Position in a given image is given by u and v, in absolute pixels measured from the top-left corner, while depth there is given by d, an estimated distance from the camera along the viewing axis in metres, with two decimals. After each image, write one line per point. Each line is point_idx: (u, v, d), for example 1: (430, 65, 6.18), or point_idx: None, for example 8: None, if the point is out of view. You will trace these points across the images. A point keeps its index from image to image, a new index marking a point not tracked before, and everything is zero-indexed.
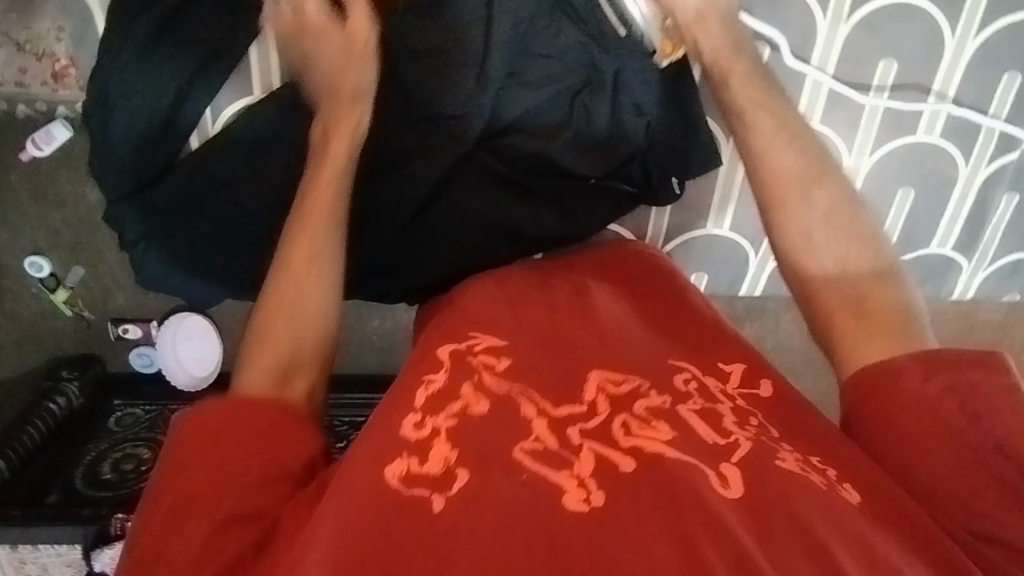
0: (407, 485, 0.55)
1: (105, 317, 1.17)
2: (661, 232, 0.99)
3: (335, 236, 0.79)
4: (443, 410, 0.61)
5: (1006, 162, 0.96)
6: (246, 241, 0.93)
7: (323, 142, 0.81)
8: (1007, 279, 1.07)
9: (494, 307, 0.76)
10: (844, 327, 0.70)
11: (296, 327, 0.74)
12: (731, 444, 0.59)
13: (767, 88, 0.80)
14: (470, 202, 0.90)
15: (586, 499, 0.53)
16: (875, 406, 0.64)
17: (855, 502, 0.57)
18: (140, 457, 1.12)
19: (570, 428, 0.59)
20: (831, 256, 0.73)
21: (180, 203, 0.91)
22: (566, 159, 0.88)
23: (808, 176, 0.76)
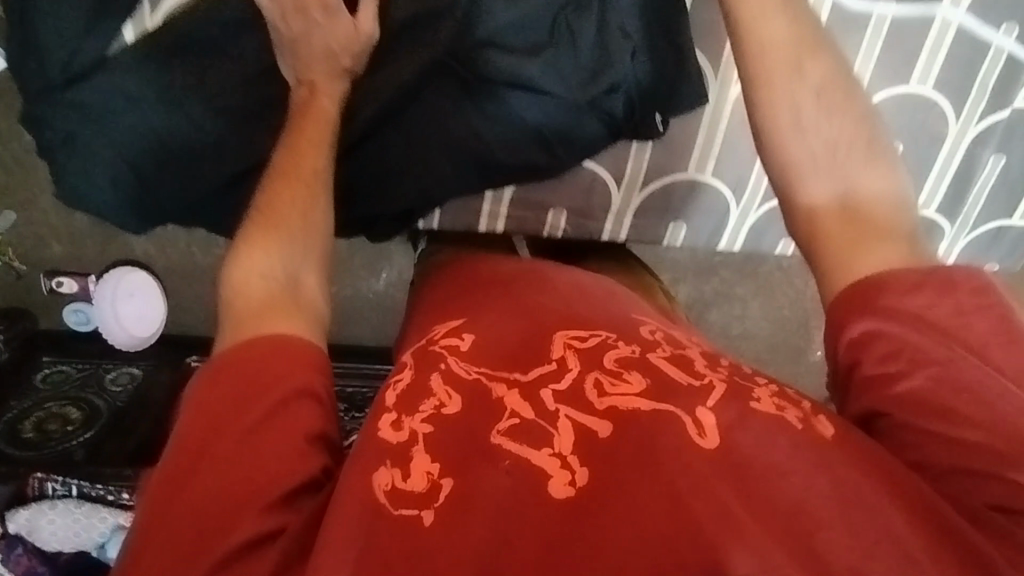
0: (393, 504, 0.49)
1: (38, 270, 1.18)
2: (639, 173, 0.93)
3: (320, 203, 0.70)
4: (417, 409, 0.54)
5: (995, 120, 0.93)
6: (174, 162, 0.83)
7: (308, 99, 0.76)
8: (988, 247, 1.04)
9: (458, 298, 0.71)
10: (830, 228, 0.60)
11: (286, 232, 0.67)
12: (705, 385, 0.52)
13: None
14: (440, 117, 0.84)
15: (571, 481, 0.48)
16: (853, 335, 0.56)
17: (831, 435, 0.50)
18: (67, 416, 1.12)
19: (543, 391, 0.53)
20: (822, 137, 0.62)
21: (96, 114, 0.79)
22: (545, 79, 0.81)
23: (803, 43, 0.64)
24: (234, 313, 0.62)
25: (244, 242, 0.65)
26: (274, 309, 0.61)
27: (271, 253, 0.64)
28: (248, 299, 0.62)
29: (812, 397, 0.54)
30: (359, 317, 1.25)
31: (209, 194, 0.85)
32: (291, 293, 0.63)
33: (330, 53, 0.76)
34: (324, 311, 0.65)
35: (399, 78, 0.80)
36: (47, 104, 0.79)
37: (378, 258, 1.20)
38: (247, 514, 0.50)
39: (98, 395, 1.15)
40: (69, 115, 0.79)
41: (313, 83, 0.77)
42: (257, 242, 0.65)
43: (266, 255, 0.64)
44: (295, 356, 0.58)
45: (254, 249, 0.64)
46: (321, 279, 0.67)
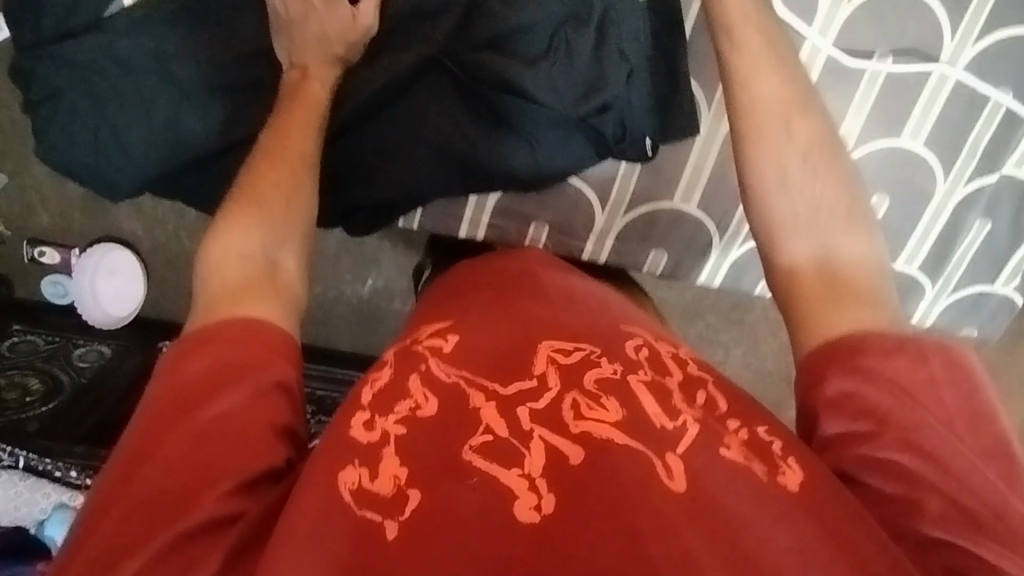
0: (359, 504, 0.48)
1: (20, 235, 1.20)
2: (625, 196, 0.93)
3: (305, 189, 0.70)
4: (392, 408, 0.53)
5: (983, 183, 0.93)
6: (151, 133, 0.81)
7: (299, 83, 0.76)
8: (968, 312, 1.04)
9: (448, 298, 0.68)
10: (807, 297, 0.59)
11: (266, 216, 0.66)
12: (677, 428, 0.51)
13: (770, 41, 0.69)
14: (429, 116, 0.83)
15: (536, 506, 0.46)
16: (830, 395, 0.54)
17: (794, 488, 0.49)
18: (26, 386, 1.08)
19: (520, 408, 0.52)
20: (803, 200, 0.62)
21: (77, 78, 0.79)
22: (537, 89, 0.80)
23: (791, 106, 0.66)
24: (207, 291, 0.61)
25: (224, 220, 0.65)
26: (248, 290, 0.60)
27: (249, 233, 0.64)
28: (222, 278, 0.61)
29: (785, 435, 0.53)
30: (337, 320, 1.23)
31: (187, 166, 0.84)
32: (268, 276, 0.62)
33: (325, 40, 0.76)
34: (301, 295, 0.64)
35: (389, 71, 0.80)
36: (36, 57, 0.79)
37: (368, 265, 1.19)
38: (207, 496, 0.48)
39: (64, 369, 1.12)
40: (56, 69, 0.79)
41: (306, 66, 0.77)
42: (237, 221, 0.64)
43: (245, 234, 0.64)
44: (270, 344, 0.56)
45: (235, 227, 0.64)
46: (301, 262, 0.66)
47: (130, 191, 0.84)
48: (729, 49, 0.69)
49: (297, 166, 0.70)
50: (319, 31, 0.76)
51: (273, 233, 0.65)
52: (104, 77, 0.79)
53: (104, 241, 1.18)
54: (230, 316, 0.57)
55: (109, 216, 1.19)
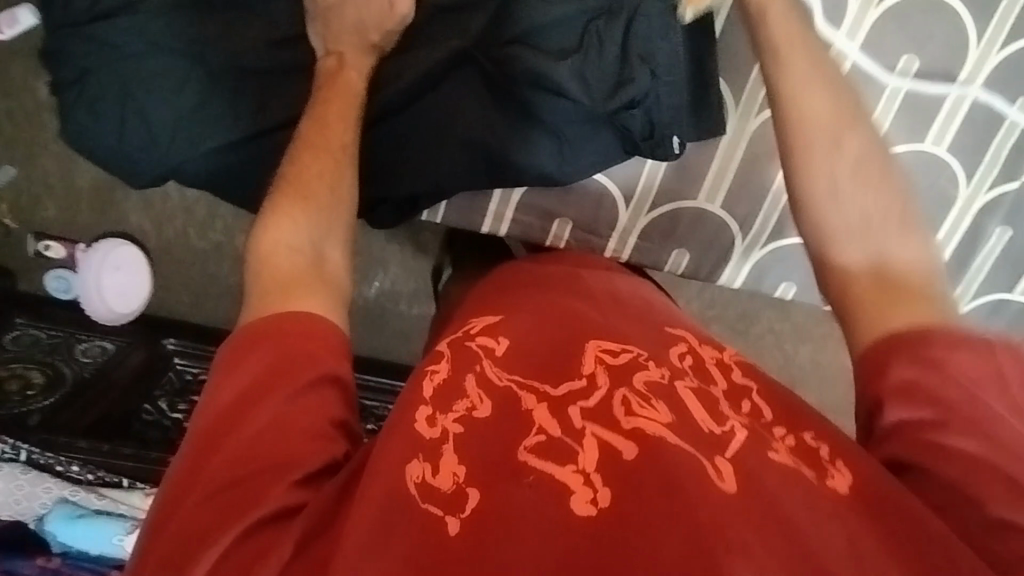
0: (421, 497, 0.49)
1: (28, 229, 1.20)
2: (648, 194, 0.93)
3: (348, 177, 0.69)
4: (451, 407, 0.54)
5: (1005, 190, 0.94)
6: (180, 121, 0.81)
7: (334, 72, 0.76)
8: (989, 316, 1.02)
9: (497, 292, 0.68)
10: (863, 294, 0.60)
11: (309, 207, 0.64)
12: (726, 433, 0.52)
13: (810, 38, 0.68)
14: (459, 109, 0.83)
15: (592, 499, 0.48)
16: (893, 381, 0.55)
17: (844, 491, 0.50)
18: (30, 379, 1.06)
19: (570, 407, 0.53)
20: (858, 208, 0.62)
21: (106, 63, 0.79)
22: (568, 83, 0.80)
23: (856, 154, 0.64)
24: (259, 284, 0.60)
25: (271, 209, 0.64)
26: (300, 283, 0.59)
27: (298, 224, 0.63)
28: (273, 270, 0.60)
29: (834, 439, 0.54)
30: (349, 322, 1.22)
31: (211, 155, 0.83)
32: (317, 268, 0.61)
33: (361, 27, 0.77)
34: (347, 287, 0.64)
35: (424, 59, 0.81)
36: (67, 36, 0.78)
37: (373, 266, 1.19)
38: (268, 488, 0.49)
39: (66, 363, 1.10)
40: (88, 48, 0.78)
41: (342, 54, 0.76)
42: (285, 211, 0.63)
43: (293, 226, 0.63)
44: (316, 336, 0.56)
45: (283, 219, 0.63)
46: (347, 254, 0.65)
47: (150, 176, 0.84)
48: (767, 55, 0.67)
49: (338, 156, 0.69)
50: (358, 19, 0.77)
51: (317, 225, 0.64)
52: (137, 58, 0.79)
53: (110, 237, 1.18)
54: (285, 311, 0.57)
55: (119, 210, 1.20)
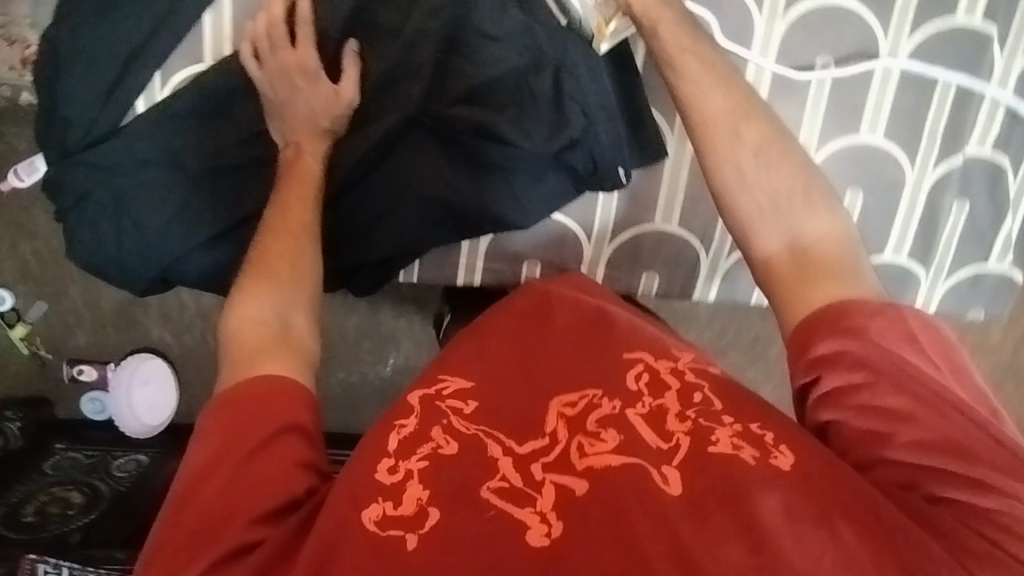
0: (384, 528, 0.54)
1: (62, 357, 1.30)
2: (607, 226, 0.98)
3: (310, 252, 0.77)
4: (414, 450, 0.58)
5: (951, 166, 0.97)
6: (168, 228, 0.90)
7: (294, 159, 0.85)
8: (969, 293, 1.05)
9: (464, 344, 0.69)
10: (781, 265, 0.70)
11: (279, 285, 0.73)
12: (672, 447, 0.58)
13: (696, 36, 0.79)
14: (414, 175, 0.91)
15: (547, 533, 0.53)
16: (819, 353, 0.64)
17: (787, 469, 0.55)
18: (69, 500, 1.15)
19: (533, 464, 0.58)
20: (764, 195, 0.72)
21: (101, 190, 0.89)
22: (510, 133, 0.88)
23: (737, 111, 0.76)
24: (230, 356, 0.67)
25: (239, 291, 0.72)
26: (265, 351, 0.66)
27: (263, 301, 0.70)
28: (240, 343, 0.68)
29: (778, 427, 0.59)
30: (366, 388, 1.29)
31: (202, 247, 0.92)
32: (283, 336, 0.68)
33: (313, 114, 0.85)
34: (314, 350, 0.70)
35: (375, 132, 0.88)
36: (67, 165, 0.88)
37: (386, 345, 1.28)
38: (233, 526, 0.55)
39: (104, 480, 1.19)
40: (84, 174, 0.88)
41: (298, 144, 0.85)
42: (251, 291, 0.71)
43: (258, 303, 0.71)
44: (289, 399, 0.62)
45: (249, 297, 0.71)
46: (312, 320, 0.72)
47: (148, 281, 0.93)
48: (672, 75, 0.78)
49: (297, 235, 0.78)
50: (311, 111, 0.85)
51: (283, 299, 0.72)
52: (127, 175, 0.89)
53: (136, 352, 1.27)
54: (250, 377, 0.64)
55: (141, 326, 1.30)
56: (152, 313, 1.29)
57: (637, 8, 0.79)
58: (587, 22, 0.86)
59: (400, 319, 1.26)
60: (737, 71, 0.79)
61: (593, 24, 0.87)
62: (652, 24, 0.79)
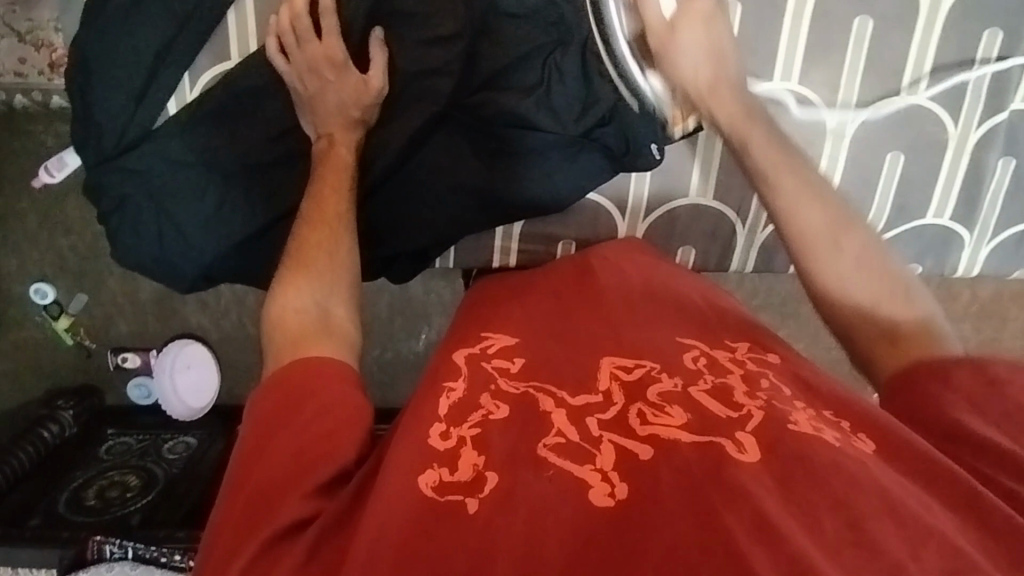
0: (440, 494, 0.52)
1: (105, 346, 1.34)
2: (642, 202, 0.98)
3: (348, 239, 0.78)
4: (466, 418, 0.59)
5: (996, 122, 0.94)
6: (205, 227, 0.91)
7: (326, 151, 0.85)
8: (1014, 253, 1.02)
9: (512, 313, 0.78)
10: (884, 361, 0.70)
11: (323, 276, 0.73)
12: (744, 415, 0.58)
13: (785, 146, 0.81)
14: (447, 160, 0.92)
15: (610, 492, 0.51)
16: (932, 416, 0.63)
17: (871, 451, 0.57)
18: (126, 483, 1.23)
19: (588, 418, 0.58)
20: (868, 299, 0.73)
21: (135, 191, 0.90)
22: (538, 116, 0.88)
23: (836, 228, 0.76)
24: (274, 344, 0.68)
25: (279, 283, 0.72)
26: (308, 338, 0.67)
27: (303, 291, 0.71)
28: (283, 332, 0.69)
29: (851, 419, 0.61)
30: (399, 365, 1.32)
31: (240, 245, 0.93)
32: (325, 324, 0.69)
33: (342, 106, 0.85)
34: (355, 336, 0.71)
35: (406, 127, 0.89)
36: (97, 167, 0.89)
37: (418, 321, 1.30)
38: (292, 496, 0.54)
39: (157, 463, 1.27)
40: (121, 178, 0.89)
41: (331, 135, 0.85)
42: (291, 283, 0.72)
43: (299, 293, 0.71)
44: (335, 374, 0.64)
45: (289, 289, 0.71)
46: (352, 308, 0.73)
47: (191, 278, 0.95)
48: (767, 191, 0.79)
49: (333, 224, 0.78)
50: (340, 103, 0.84)
51: (324, 289, 0.72)
52: (163, 177, 0.90)
53: (177, 338, 1.30)
54: (297, 360, 0.65)
55: (180, 315, 1.32)
56: (190, 301, 1.31)
57: (723, 125, 0.82)
58: (661, 109, 0.88)
59: (431, 294, 1.28)
60: (828, 183, 0.79)
61: (669, 111, 0.88)
62: (743, 140, 0.81)
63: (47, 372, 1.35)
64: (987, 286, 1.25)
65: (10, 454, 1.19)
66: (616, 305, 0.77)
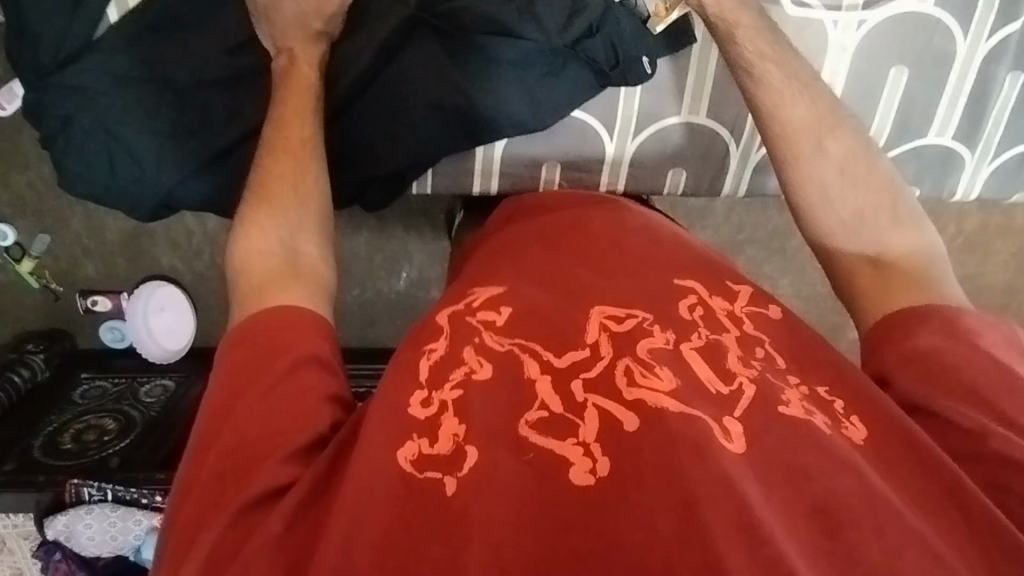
0: (420, 469, 0.50)
1: (73, 289, 1.26)
2: (631, 121, 0.92)
3: (319, 175, 0.72)
4: (447, 378, 0.55)
5: (1007, 34, 0.89)
6: (159, 154, 0.84)
7: (287, 73, 0.77)
8: (1015, 175, 0.98)
9: (498, 255, 0.70)
10: (868, 283, 0.66)
11: (295, 208, 0.68)
12: (734, 391, 0.53)
13: (773, 41, 0.74)
14: (418, 71, 0.84)
15: (592, 470, 0.49)
16: (918, 347, 0.60)
17: (859, 442, 0.53)
18: (104, 427, 1.18)
19: (574, 381, 0.53)
20: (848, 207, 0.68)
21: (80, 113, 0.81)
22: (517, 21, 0.81)
23: (822, 124, 0.71)
24: (239, 290, 0.64)
25: (242, 221, 0.67)
26: (274, 283, 0.63)
27: (268, 230, 0.66)
28: (250, 275, 0.64)
29: (848, 391, 0.57)
30: (381, 305, 1.27)
31: (204, 168, 0.86)
32: (293, 264, 0.65)
33: (303, 16, 0.78)
34: (329, 278, 0.67)
35: (377, 33, 0.82)
36: (43, 90, 0.81)
37: (399, 259, 1.24)
38: (265, 464, 0.51)
39: (134, 407, 1.21)
40: (62, 97, 0.81)
41: (291, 50, 0.78)
42: (254, 222, 0.66)
43: (262, 233, 0.66)
44: (305, 327, 0.59)
45: (252, 229, 0.66)
46: (323, 244, 0.68)
47: (149, 209, 0.88)
48: (753, 86, 0.73)
49: (298, 151, 0.71)
50: (303, 11, 0.78)
51: (291, 224, 0.67)
52: (108, 96, 0.82)
53: (148, 280, 1.23)
54: (264, 309, 0.61)
55: (150, 255, 1.24)
56: (160, 240, 1.23)
57: (710, 11, 0.76)
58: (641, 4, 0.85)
59: (411, 232, 1.22)
60: (820, 81, 0.74)
61: (649, 6, 0.85)
62: (728, 27, 0.75)
63: (15, 317, 1.27)
64: (974, 218, 1.19)
65: None
66: (598, 239, 0.69)
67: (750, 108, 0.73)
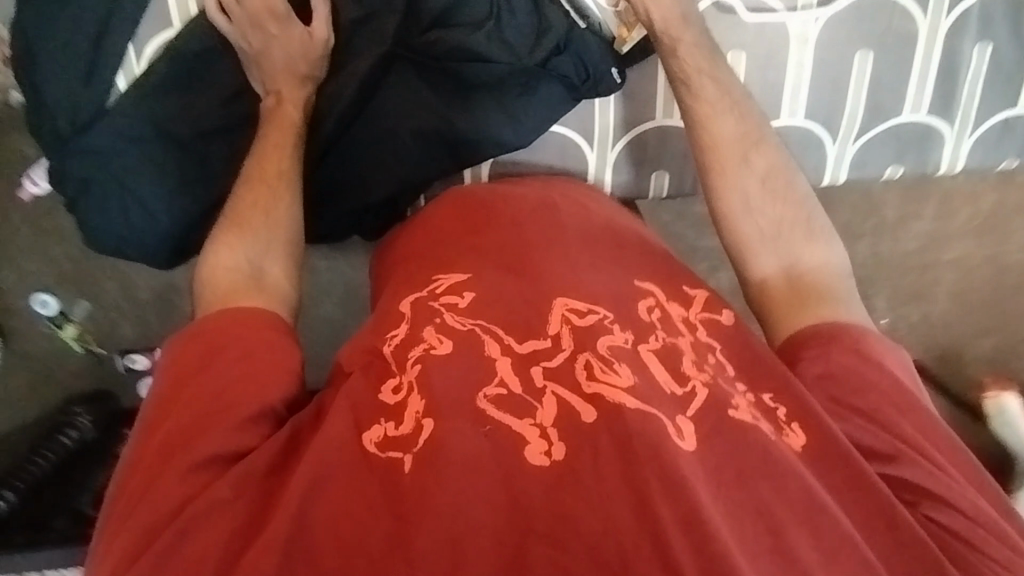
0: (383, 448, 0.56)
1: (114, 350, 1.21)
2: (609, 129, 0.96)
3: (291, 203, 0.78)
4: (408, 357, 0.61)
5: (967, 7, 0.91)
6: (171, 204, 0.91)
7: (275, 110, 0.85)
8: (998, 142, 1.00)
9: (456, 243, 0.74)
10: (779, 300, 0.73)
11: (266, 231, 0.75)
12: (688, 393, 0.57)
13: (711, 58, 0.83)
14: (401, 102, 0.90)
15: (546, 451, 0.53)
16: (812, 372, 0.66)
17: (798, 449, 0.59)
18: None
19: (535, 367, 0.58)
20: (767, 218, 0.76)
21: (98, 173, 0.89)
22: (485, 45, 0.86)
23: (745, 141, 0.80)
24: (203, 296, 0.71)
25: (213, 241, 0.74)
26: (238, 292, 0.70)
27: (237, 248, 0.73)
28: (215, 286, 0.71)
29: (791, 397, 0.61)
30: None
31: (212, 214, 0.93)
32: (256, 282, 0.71)
33: (290, 60, 0.84)
34: (292, 292, 0.73)
35: (357, 72, 0.88)
36: (64, 155, 0.89)
37: None
38: (218, 433, 0.59)
39: None
40: (83, 159, 0.89)
41: (279, 92, 0.85)
42: (224, 242, 0.74)
43: (232, 252, 0.73)
44: (260, 323, 0.67)
45: (221, 248, 0.73)
46: (288, 264, 0.75)
47: (166, 256, 0.95)
48: (689, 98, 0.82)
49: (273, 183, 0.78)
50: (289, 58, 0.84)
51: (257, 246, 0.74)
52: (122, 155, 0.89)
53: None
54: (223, 308, 0.68)
55: (182, 310, 1.19)
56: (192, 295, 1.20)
57: (657, 26, 0.83)
58: (607, 26, 0.90)
59: None
60: (750, 99, 0.82)
61: (614, 29, 0.90)
62: (672, 44, 0.83)
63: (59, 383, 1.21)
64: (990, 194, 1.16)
65: (33, 457, 1.12)
66: (544, 224, 0.74)
67: (683, 117, 0.82)
